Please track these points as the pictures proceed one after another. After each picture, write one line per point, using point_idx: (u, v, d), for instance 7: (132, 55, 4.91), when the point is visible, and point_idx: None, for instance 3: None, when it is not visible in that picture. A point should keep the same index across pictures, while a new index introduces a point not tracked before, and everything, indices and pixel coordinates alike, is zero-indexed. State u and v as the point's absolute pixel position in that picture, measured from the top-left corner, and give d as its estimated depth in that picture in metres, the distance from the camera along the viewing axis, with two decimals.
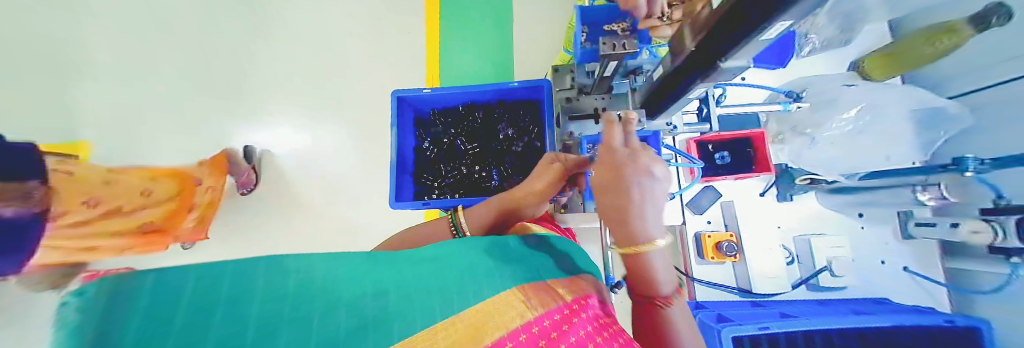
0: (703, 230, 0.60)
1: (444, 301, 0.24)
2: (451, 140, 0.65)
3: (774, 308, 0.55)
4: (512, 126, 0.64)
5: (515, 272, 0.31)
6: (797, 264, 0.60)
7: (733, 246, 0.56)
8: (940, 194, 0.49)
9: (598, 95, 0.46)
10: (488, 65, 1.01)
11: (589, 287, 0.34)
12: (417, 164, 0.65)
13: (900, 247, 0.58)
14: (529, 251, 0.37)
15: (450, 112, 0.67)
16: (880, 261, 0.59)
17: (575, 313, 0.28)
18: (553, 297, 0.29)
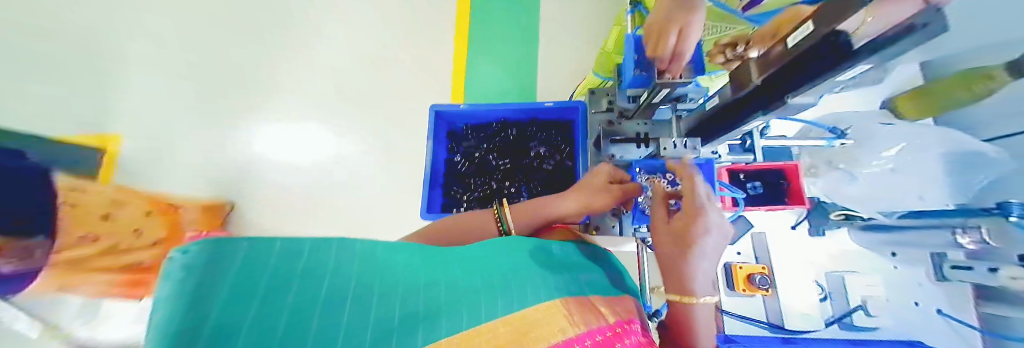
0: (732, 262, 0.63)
1: (490, 300, 0.24)
2: (481, 155, 0.67)
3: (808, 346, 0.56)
4: (543, 145, 0.66)
5: (549, 279, 0.29)
6: (830, 302, 0.60)
7: (766, 277, 0.58)
8: (982, 237, 0.46)
9: (640, 120, 0.50)
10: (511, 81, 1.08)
11: (635, 305, 0.31)
12: (446, 176, 0.67)
13: (935, 289, 0.55)
14: (564, 259, 0.36)
15: (481, 129, 0.71)
16: (914, 302, 0.56)
17: (622, 335, 0.24)
18: (597, 314, 0.25)
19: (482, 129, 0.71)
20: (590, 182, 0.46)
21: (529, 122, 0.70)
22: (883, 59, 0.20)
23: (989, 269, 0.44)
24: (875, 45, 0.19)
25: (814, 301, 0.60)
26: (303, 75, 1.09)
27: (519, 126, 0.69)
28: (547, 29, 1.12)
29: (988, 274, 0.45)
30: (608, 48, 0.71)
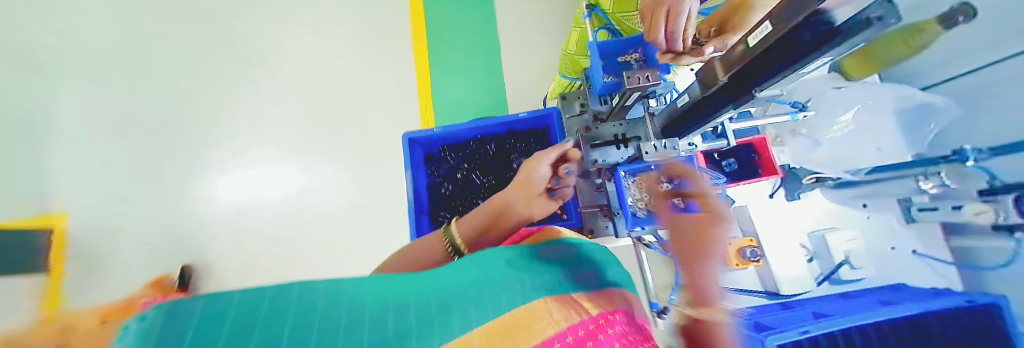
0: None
1: (472, 311, 0.23)
2: (465, 176, 0.68)
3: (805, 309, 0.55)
4: (524, 156, 0.67)
5: (529, 283, 0.30)
6: (817, 261, 0.63)
7: (756, 250, 0.59)
8: (942, 182, 0.50)
9: (615, 121, 0.53)
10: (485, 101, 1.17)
11: (623, 301, 0.32)
12: (431, 202, 0.67)
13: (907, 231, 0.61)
14: (547, 258, 0.36)
15: (458, 148, 0.71)
16: (890, 248, 0.61)
17: (601, 329, 0.26)
18: (571, 314, 0.26)
19: (461, 149, 0.71)
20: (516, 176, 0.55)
21: (506, 135, 0.71)
22: (843, 50, 0.22)
23: (953, 207, 0.49)
24: (823, 45, 0.22)
25: (801, 264, 0.63)
26: (268, 112, 1.07)
27: (497, 141, 0.70)
28: (509, 48, 1.23)
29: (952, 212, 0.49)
30: (570, 50, 0.72)
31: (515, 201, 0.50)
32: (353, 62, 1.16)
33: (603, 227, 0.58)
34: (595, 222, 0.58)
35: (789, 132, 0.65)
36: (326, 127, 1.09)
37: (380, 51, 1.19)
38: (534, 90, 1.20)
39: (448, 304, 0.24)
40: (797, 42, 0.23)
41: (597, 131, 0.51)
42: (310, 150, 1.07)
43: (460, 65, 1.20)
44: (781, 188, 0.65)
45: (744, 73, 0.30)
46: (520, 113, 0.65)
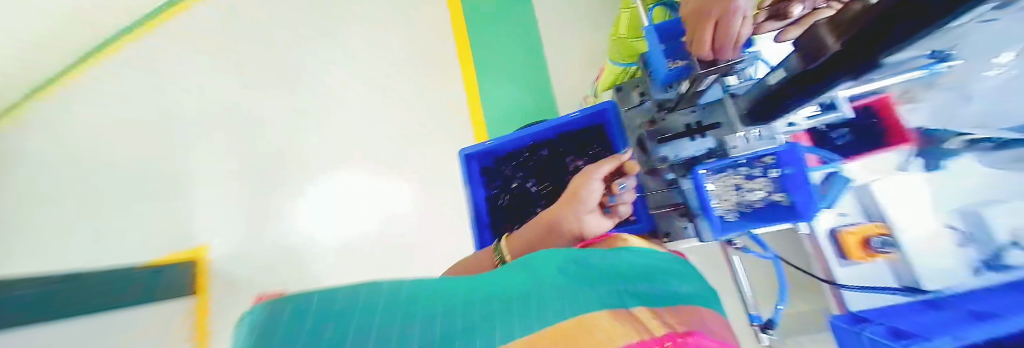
0: (838, 226, 0.59)
1: (510, 317, 0.21)
2: (522, 184, 0.70)
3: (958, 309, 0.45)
4: (580, 157, 0.68)
5: (589, 293, 0.26)
6: (973, 246, 0.52)
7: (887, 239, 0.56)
8: None
9: (686, 108, 0.54)
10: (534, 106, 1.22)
11: (699, 319, 0.27)
12: (491, 214, 0.69)
13: None
14: (604, 264, 0.32)
15: (512, 157, 0.74)
16: None
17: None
18: (641, 329, 0.22)
19: (516, 158, 0.73)
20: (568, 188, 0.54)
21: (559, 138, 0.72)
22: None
23: None
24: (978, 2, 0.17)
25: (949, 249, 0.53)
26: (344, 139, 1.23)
27: (551, 146, 0.71)
28: (550, 50, 1.26)
29: None
30: (621, 34, 0.68)
31: (565, 216, 0.49)
32: (410, 81, 1.26)
33: (681, 229, 0.57)
34: (671, 223, 0.59)
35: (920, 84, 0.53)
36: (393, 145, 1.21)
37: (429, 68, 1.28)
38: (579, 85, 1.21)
39: (502, 311, 0.22)
40: (894, 17, 0.21)
41: (667, 122, 0.56)
42: (380, 168, 1.20)
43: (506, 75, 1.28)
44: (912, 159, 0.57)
45: (859, 44, 0.26)
46: (572, 114, 0.67)
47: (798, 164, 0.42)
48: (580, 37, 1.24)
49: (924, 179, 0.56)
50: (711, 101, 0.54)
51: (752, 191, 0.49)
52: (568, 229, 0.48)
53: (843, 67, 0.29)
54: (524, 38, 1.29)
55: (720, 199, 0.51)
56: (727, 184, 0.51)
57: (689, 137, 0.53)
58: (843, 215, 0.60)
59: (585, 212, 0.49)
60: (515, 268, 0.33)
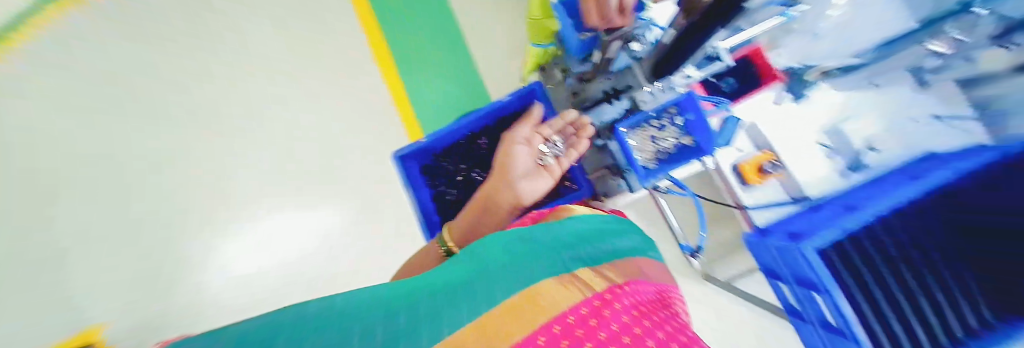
0: (738, 159, 0.69)
1: (470, 299, 0.23)
2: (465, 176, 0.69)
3: (835, 204, 0.62)
4: None
5: (537, 262, 0.29)
6: (836, 154, 0.66)
7: (774, 164, 0.66)
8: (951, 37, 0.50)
9: (603, 77, 0.61)
10: (464, 94, 1.22)
11: (635, 270, 0.32)
12: (440, 211, 0.67)
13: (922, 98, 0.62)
14: (553, 230, 0.34)
15: (453, 150, 0.72)
16: (911, 120, 0.62)
17: (606, 305, 0.24)
18: (583, 289, 0.26)
19: (454, 150, 0.72)
20: (498, 160, 0.54)
21: (495, 124, 0.72)
22: None
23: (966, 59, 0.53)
24: None
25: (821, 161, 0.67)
26: (254, 156, 1.12)
27: (488, 132, 0.71)
28: (470, 33, 1.26)
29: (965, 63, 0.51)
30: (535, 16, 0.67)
31: (500, 190, 0.49)
32: (318, 86, 1.18)
33: (615, 186, 0.63)
34: (607, 183, 0.64)
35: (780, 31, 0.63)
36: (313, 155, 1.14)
37: (347, 72, 1.22)
38: (504, 67, 1.24)
39: (455, 296, 0.23)
40: None
41: (589, 92, 0.62)
42: (303, 181, 1.12)
43: (429, 64, 1.25)
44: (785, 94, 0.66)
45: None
46: (505, 97, 0.66)
47: (696, 110, 0.50)
48: (497, 19, 1.26)
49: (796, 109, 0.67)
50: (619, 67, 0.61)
51: (662, 139, 0.54)
52: (505, 203, 0.48)
53: (711, 18, 0.37)
54: (443, 23, 1.26)
55: (641, 151, 0.55)
56: (644, 137, 0.55)
57: (607, 103, 0.59)
58: (739, 150, 0.70)
59: (515, 179, 0.49)
60: (469, 251, 0.34)
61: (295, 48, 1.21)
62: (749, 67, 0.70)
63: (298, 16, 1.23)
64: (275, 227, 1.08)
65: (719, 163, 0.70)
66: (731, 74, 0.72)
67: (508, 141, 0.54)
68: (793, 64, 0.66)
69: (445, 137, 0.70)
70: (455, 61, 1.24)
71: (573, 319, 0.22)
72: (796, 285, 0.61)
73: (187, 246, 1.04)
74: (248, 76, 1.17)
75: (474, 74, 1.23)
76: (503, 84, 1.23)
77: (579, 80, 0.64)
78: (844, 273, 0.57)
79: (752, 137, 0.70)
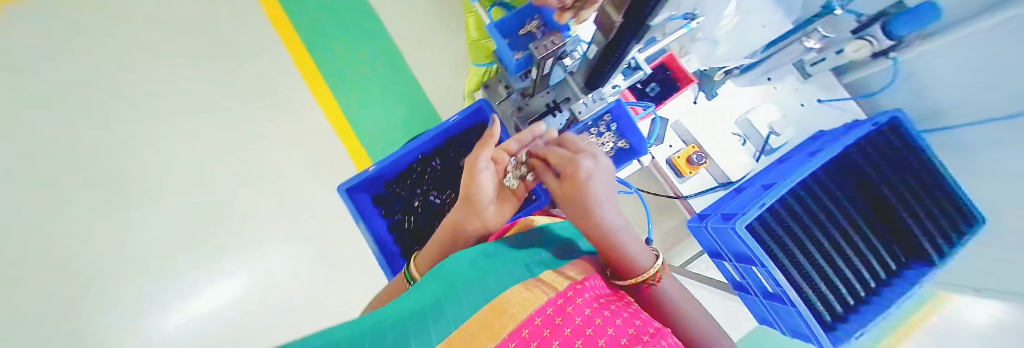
0: (670, 154, 0.79)
1: (452, 313, 0.27)
2: (423, 199, 0.79)
3: (754, 185, 0.69)
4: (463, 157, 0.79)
5: (508, 275, 0.34)
6: (749, 143, 0.78)
7: (700, 155, 0.75)
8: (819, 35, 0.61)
9: (542, 92, 0.65)
10: (417, 110, 1.32)
11: (592, 268, 0.39)
12: (397, 239, 0.76)
13: (810, 86, 0.75)
14: (519, 252, 0.41)
15: (405, 176, 0.80)
16: (800, 105, 0.76)
17: (570, 299, 0.29)
18: (547, 289, 0.31)
19: (406, 175, 0.81)
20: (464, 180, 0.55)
21: (443, 144, 0.81)
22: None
23: (838, 52, 0.61)
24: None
25: (739, 149, 0.78)
26: (213, 180, 1.12)
27: (437, 154, 0.81)
28: (414, 53, 1.36)
29: (835, 57, 0.62)
30: (474, 37, 0.85)
31: (467, 219, 0.54)
32: (279, 114, 1.24)
33: None
34: None
35: (685, 41, 0.75)
36: (276, 178, 1.17)
37: (285, 97, 1.27)
38: (453, 84, 1.35)
39: (441, 313, 0.28)
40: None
41: (531, 106, 0.65)
42: (266, 202, 1.14)
43: (384, 83, 1.33)
44: (700, 93, 0.79)
45: (633, 18, 0.36)
46: (453, 117, 0.76)
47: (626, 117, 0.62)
48: (441, 40, 1.37)
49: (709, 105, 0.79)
50: (557, 81, 0.66)
51: (604, 143, 0.66)
52: (471, 227, 0.55)
53: (626, 35, 0.40)
54: (387, 46, 1.36)
55: None
56: None
57: (550, 115, 0.64)
58: (671, 146, 0.80)
59: (481, 207, 0.54)
60: (440, 269, 0.39)
61: (225, 77, 1.23)
62: (667, 71, 0.77)
63: (217, 46, 1.26)
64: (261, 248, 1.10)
65: (656, 157, 0.80)
66: (652, 80, 0.78)
67: (470, 167, 0.51)
68: (700, 66, 0.80)
69: (394, 165, 0.79)
70: (403, 79, 1.33)
71: (539, 321, 0.25)
72: (738, 262, 0.67)
73: (137, 274, 1.00)
74: (205, 103, 1.19)
75: (419, 81, 1.34)
76: (450, 100, 1.34)
77: (521, 94, 0.68)
78: (774, 247, 0.61)
79: (678, 133, 0.81)
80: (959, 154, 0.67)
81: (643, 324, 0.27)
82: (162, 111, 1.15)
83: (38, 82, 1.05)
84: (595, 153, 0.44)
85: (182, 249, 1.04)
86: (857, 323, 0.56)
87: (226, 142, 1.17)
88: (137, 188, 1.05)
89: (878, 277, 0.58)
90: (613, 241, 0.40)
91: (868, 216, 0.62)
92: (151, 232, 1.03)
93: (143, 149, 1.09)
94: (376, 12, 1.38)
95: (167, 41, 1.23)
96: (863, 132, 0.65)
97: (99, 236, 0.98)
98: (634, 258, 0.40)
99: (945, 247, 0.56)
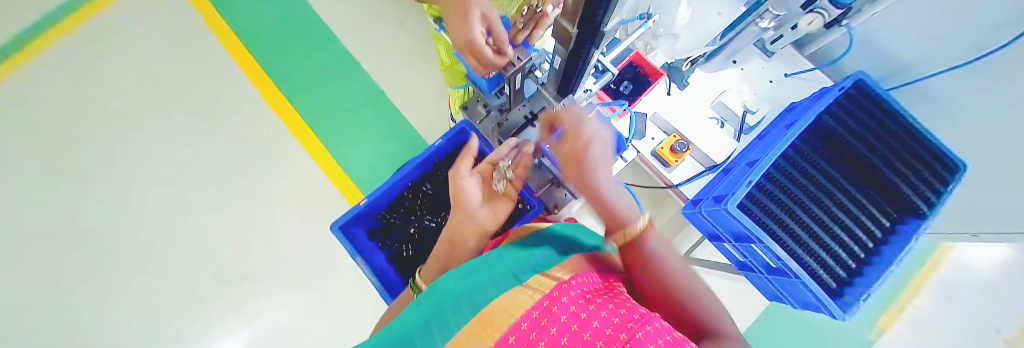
0: (654, 146, 0.80)
1: (442, 329, 0.29)
2: (418, 224, 0.80)
3: (740, 163, 0.70)
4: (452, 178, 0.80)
5: (497, 284, 0.35)
6: (726, 124, 0.80)
7: (681, 143, 0.77)
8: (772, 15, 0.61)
9: (519, 105, 0.68)
10: (404, 138, 1.33)
11: (584, 267, 0.40)
12: (397, 267, 0.77)
13: (773, 64, 0.79)
14: (508, 262, 0.42)
15: (398, 204, 0.82)
16: (770, 82, 0.79)
17: (556, 300, 0.30)
18: (533, 294, 0.32)
19: (399, 204, 0.82)
20: (451, 192, 0.59)
21: (431, 168, 0.83)
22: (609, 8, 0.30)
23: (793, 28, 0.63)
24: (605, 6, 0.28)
25: (719, 131, 0.80)
26: (226, 236, 1.21)
27: (427, 178, 0.82)
28: (395, 84, 1.39)
29: (792, 32, 0.65)
30: (447, 63, 0.88)
31: (461, 223, 0.55)
32: (270, 162, 1.28)
33: (562, 196, 0.75)
34: (554, 196, 0.75)
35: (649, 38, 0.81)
36: (278, 225, 1.23)
37: (271, 145, 1.30)
38: (437, 108, 1.38)
39: (430, 332, 0.29)
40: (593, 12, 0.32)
41: (510, 120, 0.67)
42: (273, 249, 1.21)
43: (368, 116, 1.35)
44: (671, 84, 0.81)
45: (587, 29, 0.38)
46: (438, 141, 0.77)
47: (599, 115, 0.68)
48: (419, 68, 1.40)
49: (682, 94, 0.82)
50: (531, 93, 0.69)
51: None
52: (467, 235, 0.55)
53: (583, 41, 0.42)
54: (366, 81, 1.39)
55: None
56: None
57: (530, 126, 0.67)
58: (653, 138, 0.81)
59: (473, 211, 0.57)
60: (433, 286, 0.40)
61: (215, 135, 1.30)
62: (635, 69, 0.81)
63: (205, 106, 1.33)
64: (273, 291, 1.16)
65: (640, 150, 0.81)
66: (624, 79, 0.81)
67: (455, 177, 0.59)
68: (668, 60, 0.84)
69: (386, 196, 0.81)
70: (386, 111, 1.36)
71: (526, 326, 0.27)
72: (737, 241, 0.67)
73: (177, 328, 1.13)
74: (207, 164, 1.28)
75: (403, 110, 1.36)
76: (437, 123, 1.36)
77: (499, 110, 0.70)
78: (768, 222, 0.62)
79: (658, 125, 0.83)
80: (931, 105, 0.69)
81: (628, 312, 0.28)
82: (175, 178, 1.26)
83: (91, 171, 1.25)
84: (595, 121, 0.48)
85: (211, 300, 1.15)
86: (862, 286, 0.56)
87: (230, 197, 1.24)
88: (171, 250, 1.20)
89: (873, 236, 0.59)
90: (604, 202, 0.47)
91: (853, 179, 0.63)
92: (186, 289, 1.16)
93: (164, 210, 1.23)
94: (351, 49, 1.42)
95: (168, 112, 1.33)
96: (833, 97, 0.67)
97: (155, 296, 1.16)
98: (623, 216, 0.46)
99: (933, 198, 0.57)
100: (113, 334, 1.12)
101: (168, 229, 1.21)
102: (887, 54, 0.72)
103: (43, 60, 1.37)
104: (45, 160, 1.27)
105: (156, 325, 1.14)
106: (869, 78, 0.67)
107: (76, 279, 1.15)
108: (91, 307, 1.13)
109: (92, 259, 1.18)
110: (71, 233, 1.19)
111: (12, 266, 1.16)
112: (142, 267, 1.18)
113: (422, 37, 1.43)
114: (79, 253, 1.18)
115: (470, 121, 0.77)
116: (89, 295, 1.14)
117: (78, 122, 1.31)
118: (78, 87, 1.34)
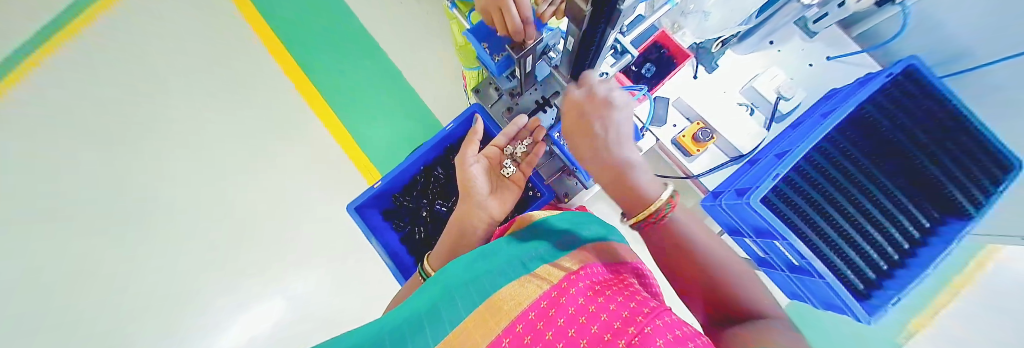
0: (675, 134, 0.76)
1: (447, 316, 0.29)
2: (431, 208, 0.80)
3: (768, 155, 0.66)
4: None
5: (502, 272, 0.35)
6: (757, 112, 0.75)
7: (705, 131, 0.72)
8: None
9: (531, 89, 0.66)
10: (418, 122, 1.33)
11: (593, 258, 0.38)
12: (409, 248, 0.79)
13: (813, 45, 0.73)
14: (516, 251, 0.41)
15: (412, 187, 0.83)
16: (808, 66, 0.73)
17: (564, 291, 0.29)
18: (541, 284, 0.31)
19: (412, 186, 0.83)
20: (458, 179, 0.57)
21: (445, 152, 0.83)
22: None
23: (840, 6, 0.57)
24: None
25: (749, 120, 0.75)
26: (249, 211, 1.27)
27: (440, 162, 0.82)
28: (409, 66, 1.37)
29: (838, 10, 0.58)
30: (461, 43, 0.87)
31: (469, 212, 0.54)
32: (289, 141, 1.32)
33: (573, 185, 0.72)
34: (566, 184, 0.72)
35: (677, 16, 0.75)
36: (299, 202, 1.27)
37: (291, 124, 1.34)
38: (451, 91, 1.36)
39: (437, 317, 0.29)
40: None
41: (521, 105, 0.66)
42: (294, 225, 1.26)
43: (383, 98, 1.35)
44: (699, 67, 0.76)
45: (603, 8, 0.35)
46: (451, 125, 0.76)
47: None
48: (433, 49, 1.38)
49: (709, 79, 0.77)
50: (544, 76, 0.66)
51: None
52: (477, 220, 0.54)
53: (598, 20, 0.39)
54: (381, 62, 1.38)
55: None
56: None
57: (542, 111, 0.65)
58: (675, 126, 0.77)
59: (482, 200, 0.55)
60: (440, 272, 0.40)
61: (242, 115, 1.34)
62: (661, 50, 0.75)
63: (230, 86, 1.37)
64: (296, 263, 1.23)
65: (660, 139, 0.77)
66: (647, 61, 0.75)
67: (462, 163, 0.58)
68: (696, 40, 0.77)
69: (399, 178, 0.82)
70: (400, 93, 1.35)
71: (533, 315, 0.26)
72: (759, 237, 0.64)
73: (206, 293, 1.21)
74: (230, 141, 1.32)
75: (417, 93, 1.35)
76: (451, 106, 1.35)
77: (510, 95, 0.68)
78: (794, 218, 0.58)
79: (681, 111, 0.78)
80: (999, 103, 0.60)
81: (639, 305, 0.27)
82: (201, 153, 1.32)
83: (129, 145, 1.34)
84: (617, 95, 0.48)
85: (237, 270, 1.23)
86: (891, 289, 0.52)
87: (253, 173, 1.29)
88: (200, 222, 1.26)
89: (909, 237, 0.54)
90: (622, 175, 0.44)
91: (898, 176, 0.58)
92: (213, 258, 1.23)
93: (195, 186, 1.29)
94: (367, 29, 1.41)
95: (194, 90, 1.37)
96: (879, 84, 0.60)
97: (185, 264, 1.24)
98: (642, 191, 0.42)
99: (983, 199, 0.51)
100: (151, 296, 1.21)
101: (199, 202, 1.28)
102: (952, 34, 0.62)
103: (82, 40, 1.42)
104: (87, 134, 1.34)
105: (187, 290, 1.22)
106: (921, 62, 0.59)
107: (117, 244, 1.25)
108: (133, 271, 1.23)
109: (132, 226, 1.27)
110: (121, 206, 1.28)
111: (61, 231, 1.26)
112: (175, 235, 1.26)
113: (438, 18, 1.40)
114: (119, 220, 1.27)
115: (481, 105, 0.75)
116: (130, 260, 1.24)
117: (113, 98, 1.38)
118: (117, 68, 1.41)
